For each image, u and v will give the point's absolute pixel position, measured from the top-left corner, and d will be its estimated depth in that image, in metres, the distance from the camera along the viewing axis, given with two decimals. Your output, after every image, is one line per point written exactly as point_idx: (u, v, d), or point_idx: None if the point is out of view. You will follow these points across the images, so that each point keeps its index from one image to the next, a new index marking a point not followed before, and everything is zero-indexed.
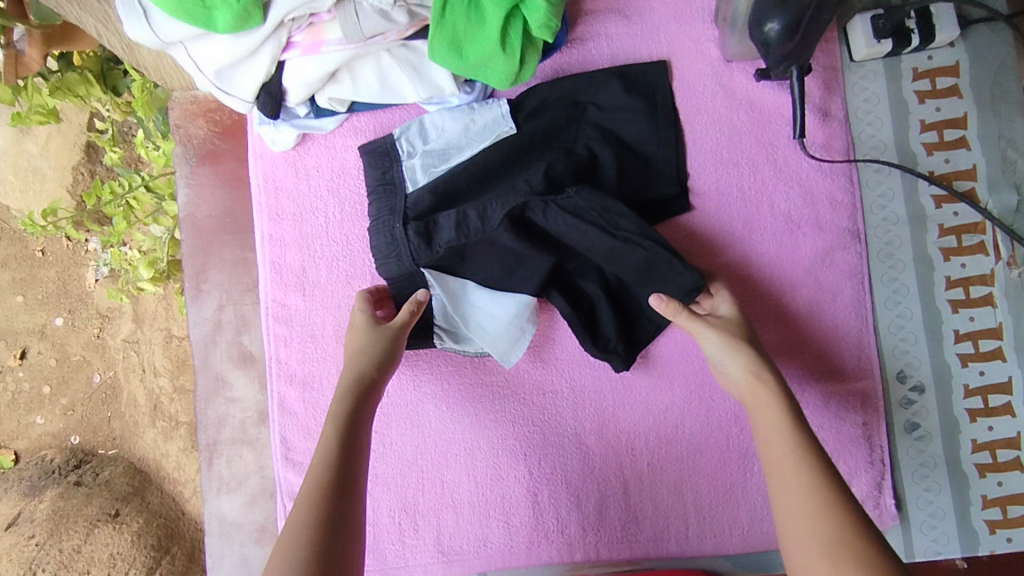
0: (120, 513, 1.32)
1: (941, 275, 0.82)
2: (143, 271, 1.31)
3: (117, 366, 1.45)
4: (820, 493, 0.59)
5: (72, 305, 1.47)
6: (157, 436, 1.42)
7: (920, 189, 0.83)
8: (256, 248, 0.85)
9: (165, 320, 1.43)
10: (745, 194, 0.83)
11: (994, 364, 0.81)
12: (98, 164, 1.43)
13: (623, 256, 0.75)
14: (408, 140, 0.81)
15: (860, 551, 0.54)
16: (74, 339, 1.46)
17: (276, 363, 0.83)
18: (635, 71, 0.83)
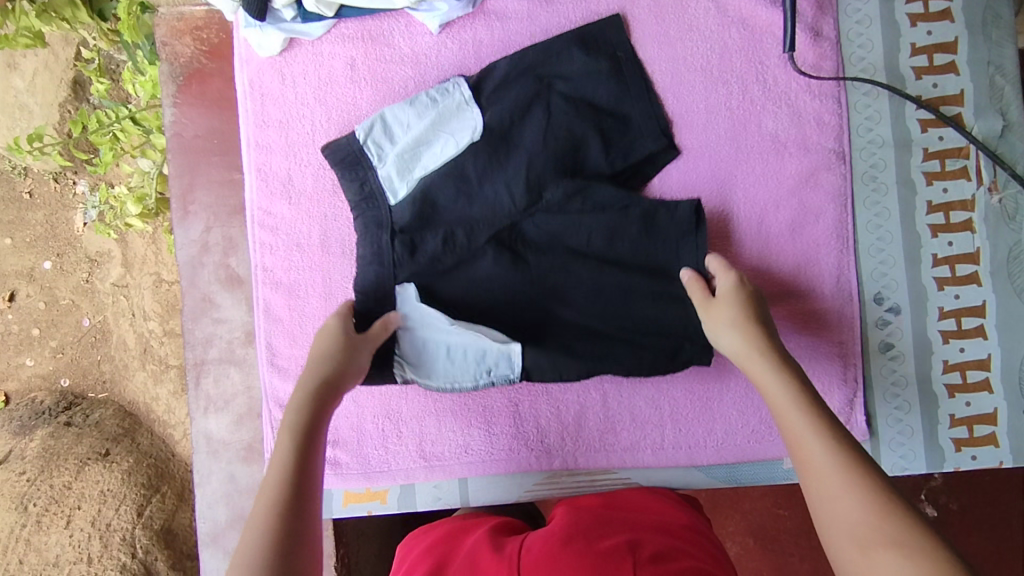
0: (110, 453, 1.32)
1: (923, 199, 0.83)
2: (131, 207, 1.30)
3: (106, 311, 1.45)
4: (842, 469, 0.55)
5: (61, 248, 1.46)
6: (146, 379, 1.43)
7: (907, 113, 0.83)
8: (242, 155, 0.84)
9: (155, 265, 1.43)
10: (733, 113, 0.83)
11: (970, 287, 0.83)
12: (84, 101, 1.41)
13: (621, 232, 0.78)
14: (375, 143, 0.78)
15: (885, 526, 0.50)
16: (63, 284, 1.46)
17: (262, 270, 0.83)
18: (593, 32, 0.81)
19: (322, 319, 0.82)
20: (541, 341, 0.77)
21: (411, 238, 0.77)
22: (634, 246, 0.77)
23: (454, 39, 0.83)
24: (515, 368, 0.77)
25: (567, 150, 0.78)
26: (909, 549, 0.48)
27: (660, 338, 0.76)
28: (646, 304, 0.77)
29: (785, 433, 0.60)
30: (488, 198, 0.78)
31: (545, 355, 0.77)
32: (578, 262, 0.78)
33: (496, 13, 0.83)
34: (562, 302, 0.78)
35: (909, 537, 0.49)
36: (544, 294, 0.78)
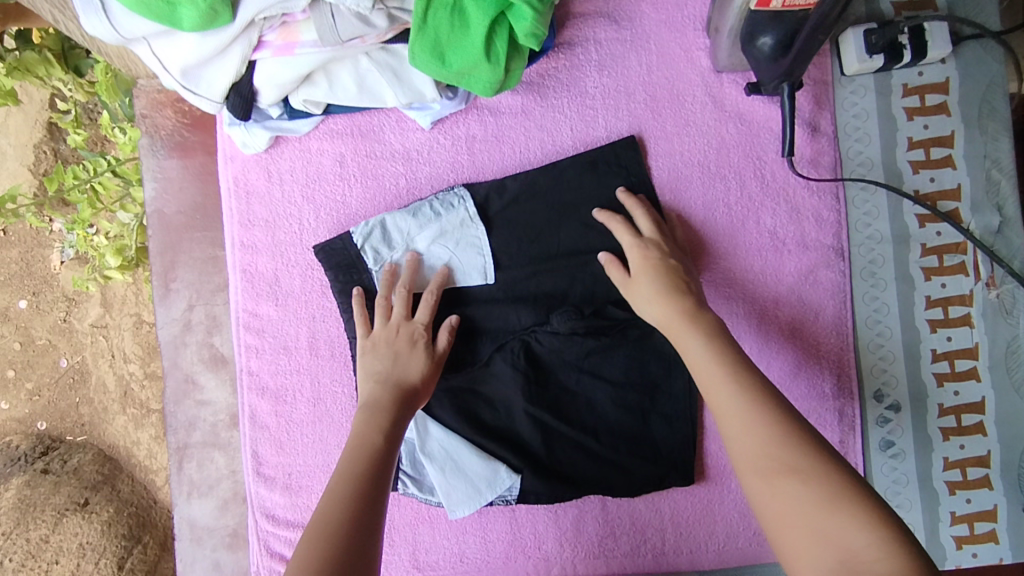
0: (88, 502, 1.28)
1: (921, 295, 0.82)
2: (110, 260, 1.24)
3: (85, 350, 1.37)
4: (759, 411, 0.56)
5: (37, 286, 1.37)
6: (127, 423, 1.37)
7: (905, 209, 0.82)
8: (226, 255, 0.81)
9: (135, 306, 1.37)
10: (731, 210, 0.82)
11: (969, 383, 0.82)
12: (61, 142, 1.35)
13: (614, 348, 0.80)
14: (374, 249, 0.78)
15: (785, 455, 0.53)
16: (39, 323, 1.37)
17: (247, 375, 0.81)
18: (605, 156, 0.81)
19: (312, 425, 0.80)
20: (541, 459, 0.79)
21: None
22: (631, 367, 0.80)
23: (446, 133, 0.81)
24: (512, 492, 0.78)
25: (578, 283, 0.80)
26: (810, 473, 0.51)
27: (651, 460, 0.79)
28: (638, 423, 0.79)
29: (704, 374, 0.63)
30: (495, 317, 0.79)
31: (542, 471, 0.78)
32: (577, 379, 0.80)
33: (490, 107, 0.82)
34: (559, 418, 0.79)
35: (805, 467, 0.52)
36: (542, 408, 0.79)
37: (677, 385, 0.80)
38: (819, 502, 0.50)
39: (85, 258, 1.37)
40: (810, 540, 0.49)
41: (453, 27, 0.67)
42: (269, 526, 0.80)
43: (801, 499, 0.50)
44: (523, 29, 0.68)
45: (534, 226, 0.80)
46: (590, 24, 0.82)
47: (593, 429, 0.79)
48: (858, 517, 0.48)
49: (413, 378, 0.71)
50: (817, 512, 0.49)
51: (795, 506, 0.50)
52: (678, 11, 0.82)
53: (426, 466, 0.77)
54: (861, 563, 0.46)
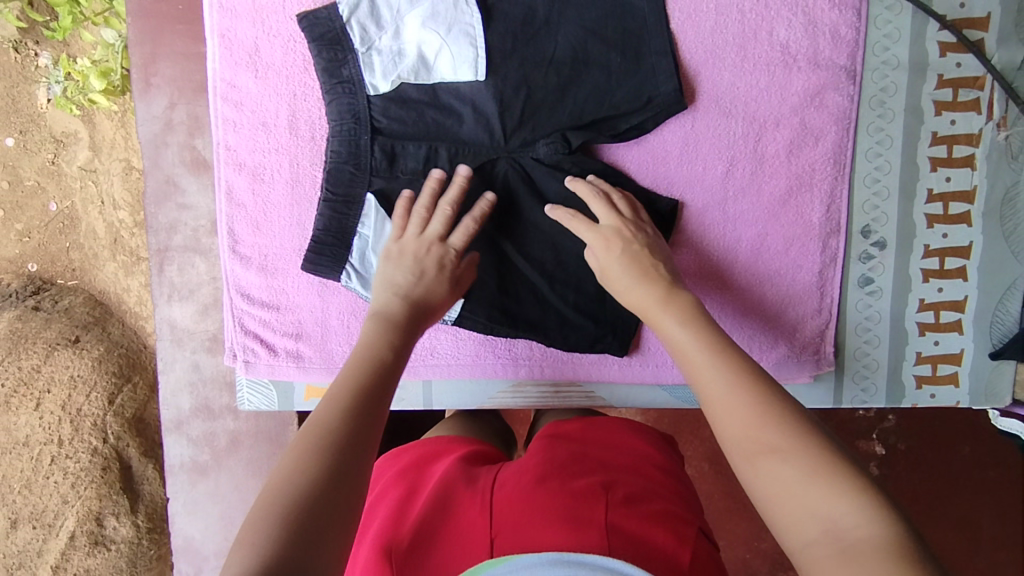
0: (80, 340, 1.25)
1: (928, 130, 0.79)
2: (94, 82, 1.19)
3: (74, 197, 1.32)
4: (744, 386, 0.50)
5: (24, 125, 1.30)
6: (117, 270, 1.32)
7: (928, 34, 0.77)
8: (204, 19, 0.76)
9: (124, 150, 1.29)
10: (744, 18, 0.77)
11: (960, 228, 0.80)
12: None
13: None
14: (360, 26, 0.73)
15: (769, 437, 0.46)
16: (27, 163, 1.31)
17: (224, 150, 0.77)
18: None
19: (289, 207, 0.78)
20: (496, 289, 0.78)
21: (391, 146, 0.75)
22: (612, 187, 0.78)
23: None
24: (450, 314, 0.78)
25: (576, 95, 0.75)
26: (791, 439, 0.46)
27: (596, 320, 0.79)
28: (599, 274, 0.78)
29: (687, 360, 0.56)
30: (482, 118, 0.76)
31: (492, 303, 0.78)
32: (546, 222, 0.78)
33: None
34: (518, 250, 0.78)
35: (784, 440, 0.46)
36: (505, 236, 0.78)
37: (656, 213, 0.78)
38: (804, 464, 0.44)
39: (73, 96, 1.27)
40: (790, 507, 0.43)
41: None
42: (245, 305, 0.81)
43: (784, 464, 0.45)
44: None
45: (532, 17, 0.75)
46: None
47: (553, 267, 0.79)
48: (847, 485, 0.42)
49: (432, 301, 0.67)
50: (794, 480, 0.44)
51: (776, 474, 0.45)
52: None
53: (374, 264, 0.76)
54: (846, 531, 0.40)
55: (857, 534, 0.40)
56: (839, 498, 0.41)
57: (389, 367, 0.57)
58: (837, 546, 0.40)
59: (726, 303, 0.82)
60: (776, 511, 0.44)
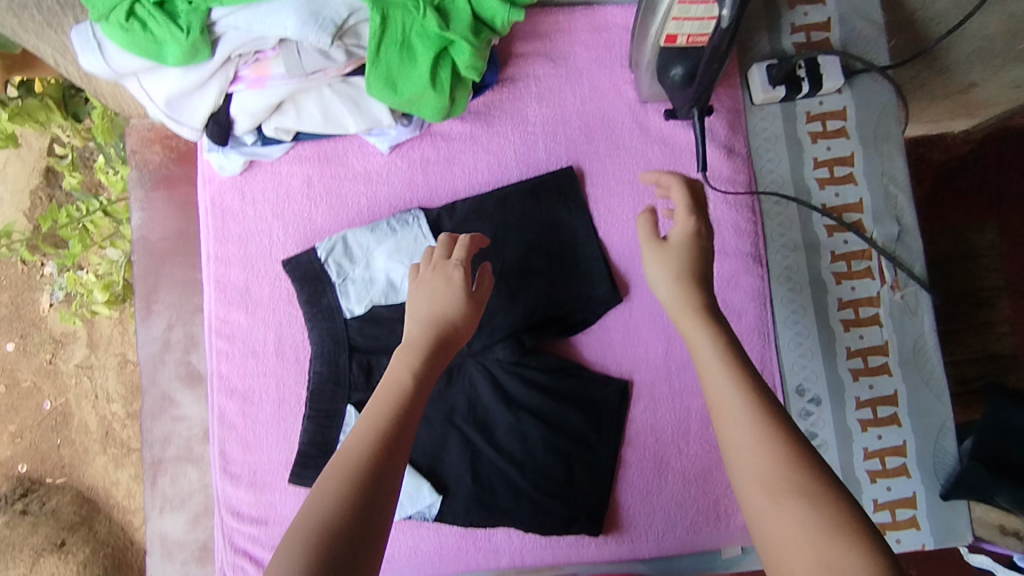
0: (65, 543, 1.31)
1: (834, 297, 0.91)
2: (98, 295, 1.29)
3: (69, 392, 1.38)
4: (773, 433, 0.53)
5: (25, 329, 1.39)
6: (108, 463, 1.36)
7: (814, 219, 0.92)
8: (202, 268, 0.89)
9: (120, 346, 1.39)
10: (660, 221, 0.91)
11: (881, 378, 0.89)
12: (57, 188, 1.45)
13: (555, 386, 0.87)
14: (337, 263, 0.86)
15: (796, 483, 0.51)
16: (26, 366, 1.38)
17: (217, 378, 0.87)
18: (545, 182, 0.90)
19: (276, 424, 0.86)
20: (470, 482, 0.84)
21: (367, 361, 0.84)
22: (566, 376, 0.87)
23: (403, 157, 0.91)
24: (431, 512, 0.84)
25: (527, 300, 0.87)
26: (805, 501, 0.50)
27: (566, 502, 0.84)
28: (565, 458, 0.85)
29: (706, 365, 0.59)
30: None
31: (468, 497, 0.84)
32: (511, 413, 0.86)
33: (441, 134, 0.91)
34: (487, 442, 0.85)
35: (814, 492, 0.50)
36: (474, 429, 0.86)
37: (610, 394, 0.87)
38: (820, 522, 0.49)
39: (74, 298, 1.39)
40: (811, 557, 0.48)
41: (402, 59, 0.76)
42: (234, 522, 0.85)
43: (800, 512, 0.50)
44: (463, 62, 0.78)
45: (481, 239, 0.88)
46: (529, 63, 0.93)
47: (521, 454, 0.85)
48: (854, 544, 0.47)
49: (453, 316, 0.65)
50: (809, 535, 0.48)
51: (797, 526, 0.49)
52: (606, 51, 0.94)
53: None
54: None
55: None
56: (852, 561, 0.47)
57: (407, 406, 0.58)
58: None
59: (686, 469, 0.86)
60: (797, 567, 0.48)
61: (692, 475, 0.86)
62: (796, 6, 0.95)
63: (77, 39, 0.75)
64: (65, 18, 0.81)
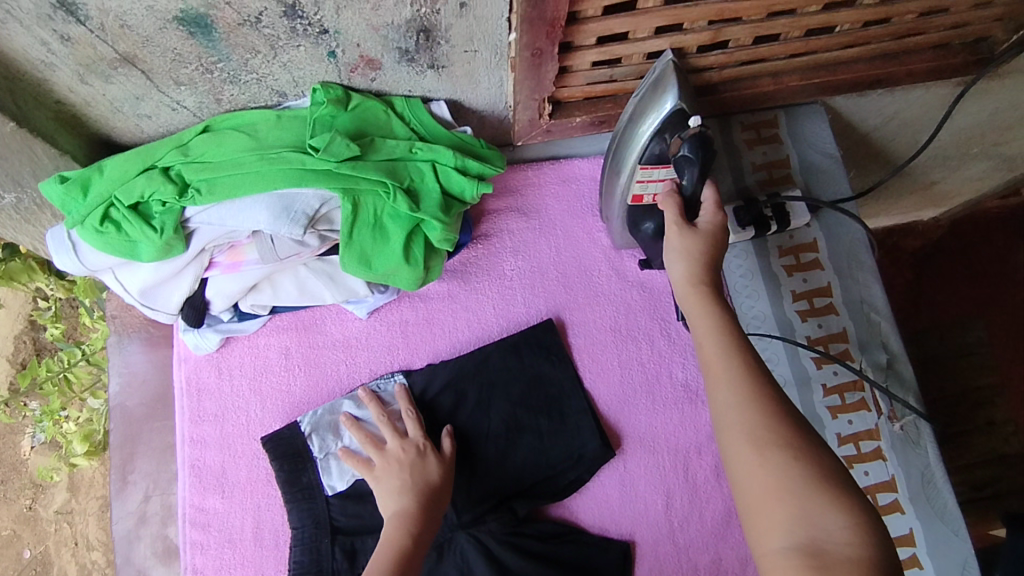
0: None
1: (831, 432, 0.88)
2: (77, 446, 1.24)
3: (48, 539, 1.30)
4: (758, 397, 0.57)
5: (4, 473, 1.33)
6: None
7: (800, 353, 0.91)
8: (176, 452, 0.86)
9: (102, 487, 1.31)
10: (645, 366, 0.90)
11: (894, 517, 0.85)
12: (41, 330, 1.42)
13: (552, 553, 0.82)
14: (321, 436, 0.83)
15: (780, 433, 0.55)
16: (4, 513, 1.32)
17: (191, 572, 0.82)
18: (526, 337, 0.89)
19: None
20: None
21: (351, 543, 0.80)
22: (564, 543, 0.83)
23: (382, 320, 0.90)
24: None
25: (516, 463, 0.84)
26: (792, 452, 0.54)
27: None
28: None
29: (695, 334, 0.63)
30: None
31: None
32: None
33: (419, 295, 0.91)
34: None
35: (797, 446, 0.55)
36: None
37: (611, 559, 0.82)
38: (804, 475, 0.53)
39: (56, 443, 1.34)
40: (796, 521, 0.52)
41: (375, 240, 0.78)
42: None
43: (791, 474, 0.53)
44: (435, 236, 0.80)
45: (465, 401, 0.86)
46: (503, 218, 0.95)
47: None
48: (837, 501, 0.52)
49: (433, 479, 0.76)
50: (789, 492, 0.53)
51: (782, 479, 0.53)
52: (578, 201, 0.97)
53: None
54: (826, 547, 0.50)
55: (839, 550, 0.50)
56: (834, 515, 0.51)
57: (407, 557, 0.69)
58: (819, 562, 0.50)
59: None
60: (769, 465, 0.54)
61: None
62: (755, 147, 1.00)
63: (51, 242, 0.76)
64: (44, 215, 0.83)
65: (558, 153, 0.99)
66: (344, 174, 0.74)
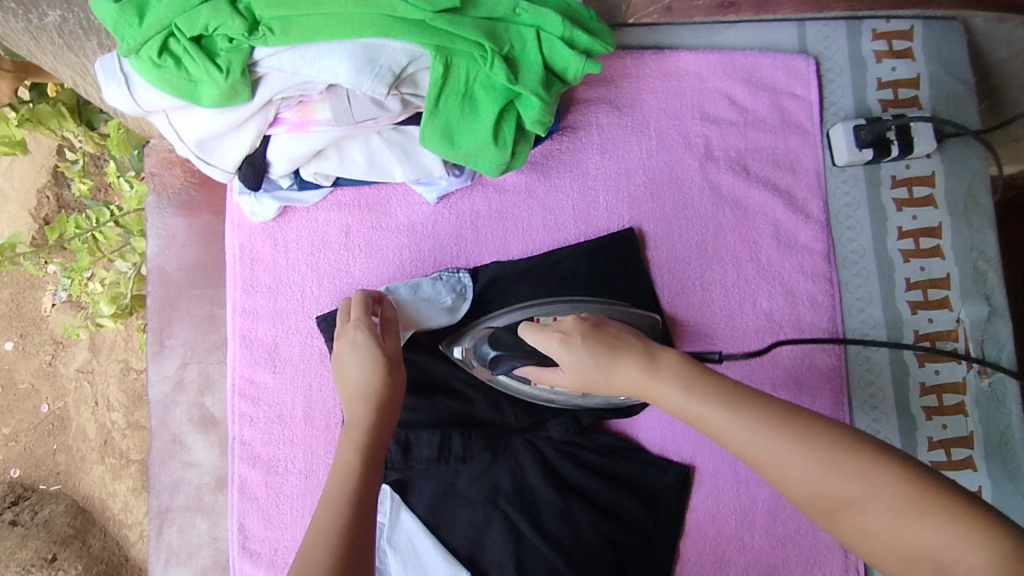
0: (57, 558, 1.20)
1: (916, 381, 0.83)
2: (103, 307, 1.18)
3: (67, 396, 1.28)
4: (698, 397, 0.53)
5: (24, 328, 1.29)
6: (104, 473, 1.27)
7: (897, 294, 0.84)
8: (228, 321, 0.83)
9: (123, 352, 1.28)
10: (729, 291, 0.84)
11: (966, 473, 0.82)
12: (65, 187, 1.31)
13: (610, 472, 0.80)
14: None
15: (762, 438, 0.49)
16: (23, 366, 1.29)
17: (239, 443, 0.80)
18: (604, 245, 0.82)
19: (300, 499, 0.78)
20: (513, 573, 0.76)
21: (405, 436, 0.76)
22: (622, 458, 0.80)
23: (452, 208, 0.84)
24: None
25: None
26: (774, 436, 0.48)
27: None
28: (620, 554, 0.77)
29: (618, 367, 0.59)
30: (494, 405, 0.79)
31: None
32: (561, 496, 0.78)
33: (494, 185, 0.84)
34: (535, 530, 0.77)
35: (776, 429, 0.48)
36: (520, 515, 0.78)
37: (668, 482, 0.80)
38: (791, 455, 0.47)
39: (79, 303, 1.30)
40: (858, 539, 0.44)
41: (463, 112, 0.69)
42: None
43: (798, 472, 0.46)
44: (530, 117, 0.70)
45: None
46: (593, 110, 0.86)
47: (572, 548, 0.77)
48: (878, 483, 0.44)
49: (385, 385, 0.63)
50: (821, 495, 0.46)
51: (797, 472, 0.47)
52: (677, 100, 0.86)
53: (389, 556, 0.77)
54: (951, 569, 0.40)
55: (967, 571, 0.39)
56: (851, 489, 0.44)
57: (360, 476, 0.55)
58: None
59: (750, 565, 0.79)
60: (779, 481, 0.48)
61: (756, 572, 0.79)
62: (884, 60, 0.87)
63: (101, 70, 0.67)
64: (87, 43, 0.72)
65: (660, 43, 0.88)
66: (438, 29, 0.65)
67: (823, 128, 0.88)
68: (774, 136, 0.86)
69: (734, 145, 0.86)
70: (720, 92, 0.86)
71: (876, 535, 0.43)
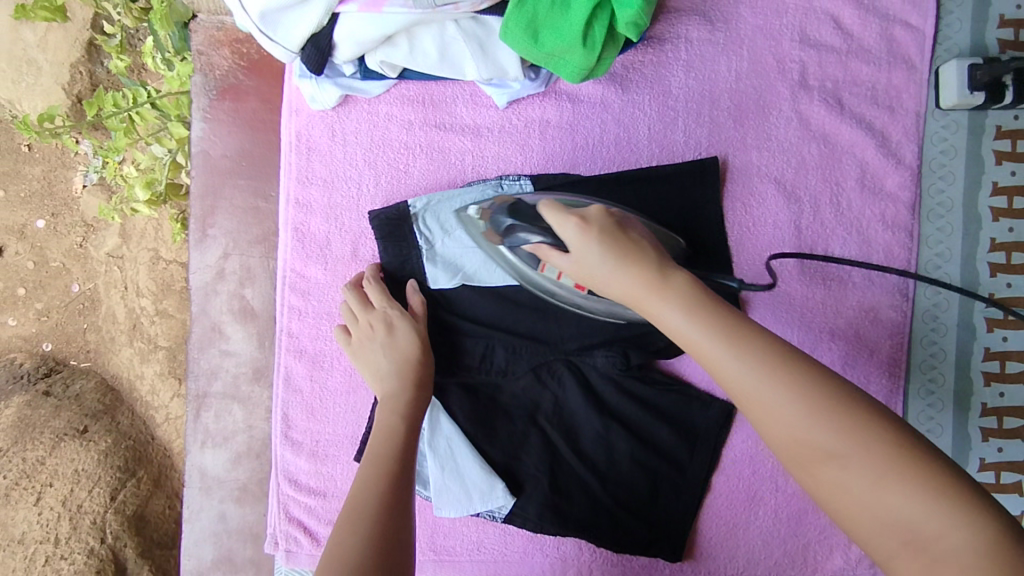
0: (88, 430, 1.21)
1: (980, 345, 0.79)
2: (138, 192, 1.14)
3: (98, 279, 1.29)
4: (697, 313, 0.53)
5: (56, 208, 1.28)
6: (133, 356, 1.28)
7: (978, 254, 0.79)
8: (280, 211, 0.80)
9: (153, 242, 1.27)
10: (802, 232, 0.80)
11: (1014, 442, 0.79)
12: (99, 65, 1.23)
13: (652, 403, 0.79)
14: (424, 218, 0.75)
15: (768, 374, 0.48)
16: (56, 245, 1.28)
17: (286, 335, 0.79)
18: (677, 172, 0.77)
19: (345, 395, 0.79)
20: (547, 487, 0.77)
21: (449, 340, 0.77)
22: (666, 391, 0.78)
23: (520, 115, 0.79)
24: (501, 511, 0.78)
25: None
26: (767, 381, 0.48)
27: (648, 525, 0.78)
28: (651, 481, 0.78)
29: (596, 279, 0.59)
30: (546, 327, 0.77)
31: (543, 503, 0.77)
32: (601, 421, 0.78)
33: (568, 93, 0.79)
34: (572, 449, 0.78)
35: (763, 366, 0.49)
36: (555, 432, 0.78)
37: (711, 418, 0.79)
38: (781, 398, 0.47)
39: (110, 187, 1.28)
40: (837, 502, 0.45)
41: (553, 7, 0.64)
42: (291, 491, 0.80)
43: (782, 421, 0.47)
44: (625, 16, 0.64)
45: None
46: (682, 22, 0.79)
47: (604, 468, 0.78)
48: (864, 436, 0.45)
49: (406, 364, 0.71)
50: (816, 451, 0.46)
51: (797, 422, 0.47)
52: (777, 17, 0.79)
53: (427, 458, 0.77)
54: (928, 539, 0.42)
55: (947, 546, 0.41)
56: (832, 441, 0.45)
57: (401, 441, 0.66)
58: (920, 557, 0.42)
59: (780, 507, 0.80)
60: (761, 424, 0.48)
61: (785, 514, 0.80)
62: None
63: None
64: None
65: None
66: None
67: (932, 66, 0.80)
68: (877, 69, 0.79)
69: (831, 75, 0.79)
70: (825, 14, 0.79)
71: (845, 489, 0.45)
